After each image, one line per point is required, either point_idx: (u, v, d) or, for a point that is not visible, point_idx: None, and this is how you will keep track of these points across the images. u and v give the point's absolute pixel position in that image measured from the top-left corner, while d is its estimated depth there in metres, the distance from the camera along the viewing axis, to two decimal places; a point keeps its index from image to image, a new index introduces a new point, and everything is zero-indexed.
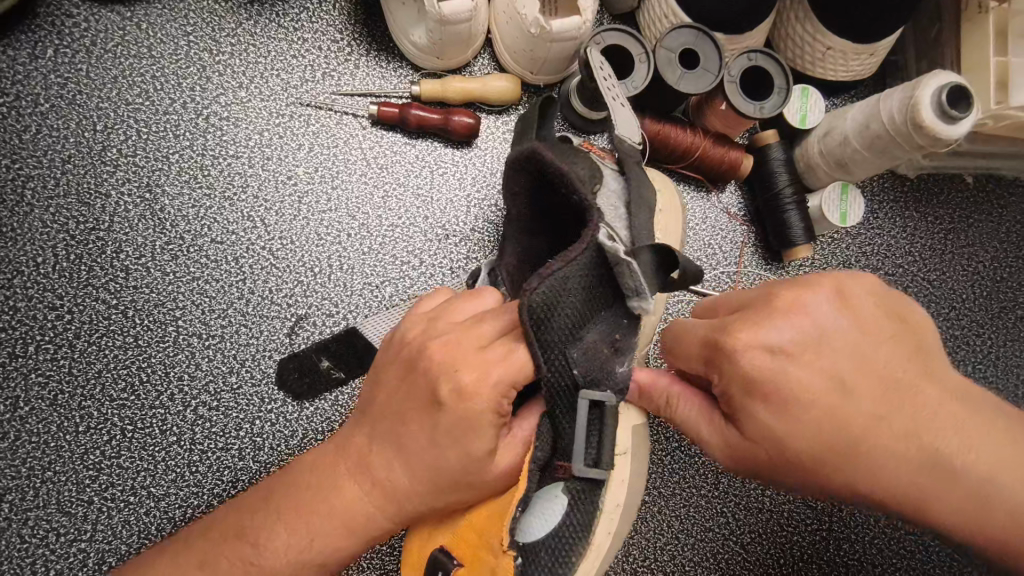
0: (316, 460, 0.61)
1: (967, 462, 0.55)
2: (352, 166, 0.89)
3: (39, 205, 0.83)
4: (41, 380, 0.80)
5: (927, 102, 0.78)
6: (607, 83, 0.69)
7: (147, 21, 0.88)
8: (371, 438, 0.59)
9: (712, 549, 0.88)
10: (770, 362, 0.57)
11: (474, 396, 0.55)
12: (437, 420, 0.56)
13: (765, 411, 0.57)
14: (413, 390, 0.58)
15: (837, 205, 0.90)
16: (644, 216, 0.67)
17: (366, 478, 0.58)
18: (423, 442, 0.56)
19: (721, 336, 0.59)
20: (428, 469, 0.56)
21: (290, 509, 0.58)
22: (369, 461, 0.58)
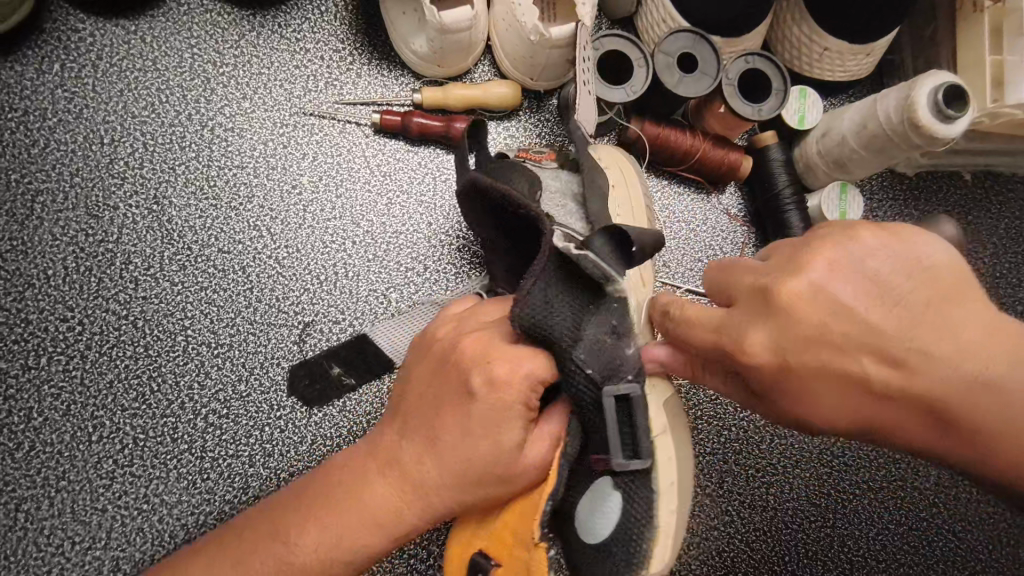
0: (348, 457, 0.61)
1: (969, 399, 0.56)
2: (355, 174, 0.90)
3: (49, 218, 0.84)
4: (54, 391, 0.81)
5: (923, 102, 0.79)
6: (583, 74, 0.79)
7: (152, 35, 0.89)
8: (402, 431, 0.59)
9: (718, 548, 0.89)
10: (782, 367, 0.57)
11: (500, 383, 0.56)
12: (468, 409, 0.56)
13: (783, 403, 0.59)
14: (446, 384, 0.59)
15: (837, 204, 0.91)
16: (597, 202, 0.74)
17: (394, 468, 0.57)
18: (452, 431, 0.56)
19: (728, 341, 0.59)
20: (458, 457, 0.55)
21: (319, 507, 0.58)
22: (399, 452, 0.58)
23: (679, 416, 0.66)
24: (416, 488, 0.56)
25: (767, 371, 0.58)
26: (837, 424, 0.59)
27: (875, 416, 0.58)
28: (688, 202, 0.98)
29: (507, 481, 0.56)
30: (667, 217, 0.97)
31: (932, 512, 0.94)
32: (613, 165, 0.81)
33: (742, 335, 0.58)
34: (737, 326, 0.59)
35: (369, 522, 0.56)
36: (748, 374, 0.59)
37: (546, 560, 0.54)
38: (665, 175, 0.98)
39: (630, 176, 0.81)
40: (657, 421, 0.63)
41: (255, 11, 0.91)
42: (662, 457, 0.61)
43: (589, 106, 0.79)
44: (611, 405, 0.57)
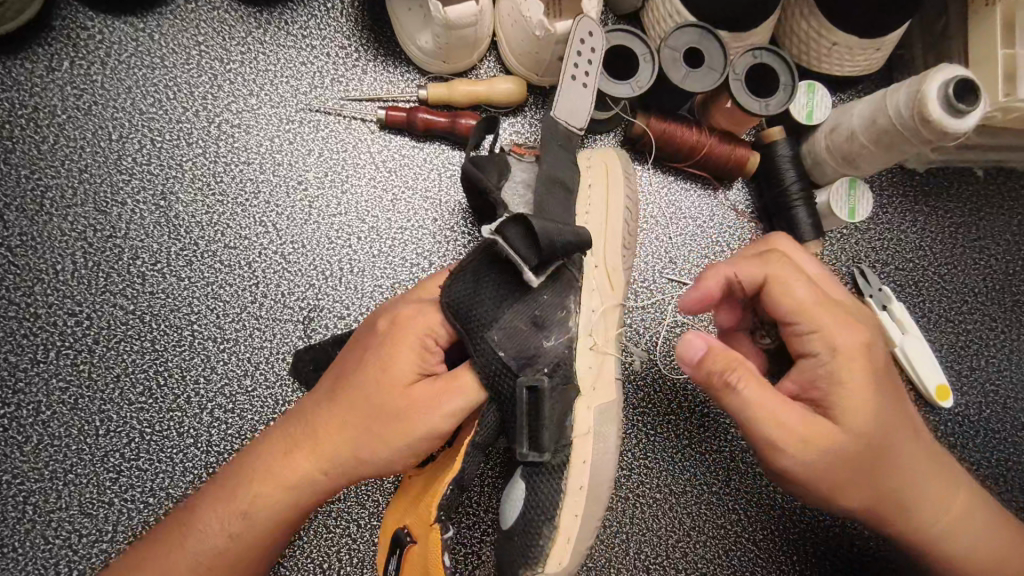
0: (279, 420, 0.71)
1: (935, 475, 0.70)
2: (361, 170, 0.90)
3: (58, 214, 0.85)
4: (62, 385, 0.81)
5: (933, 96, 0.77)
6: (578, 65, 0.77)
7: (159, 32, 0.90)
8: (320, 388, 0.70)
9: (724, 546, 0.88)
10: (867, 363, 0.65)
11: (400, 333, 0.68)
12: (370, 356, 0.67)
13: (860, 400, 0.63)
14: (358, 343, 0.70)
15: (845, 199, 0.91)
16: (557, 194, 0.74)
17: (306, 419, 0.68)
18: (355, 379, 0.67)
19: (833, 339, 0.65)
20: (355, 401, 0.66)
21: (240, 468, 0.68)
22: (314, 404, 0.68)
23: (614, 415, 0.71)
24: (323, 435, 0.66)
25: (858, 363, 0.64)
26: (872, 434, 0.64)
27: (887, 442, 0.65)
28: (694, 199, 0.97)
29: (397, 429, 0.64)
30: (673, 214, 0.97)
31: None
32: (596, 166, 0.80)
33: (852, 330, 0.66)
34: (835, 314, 0.66)
35: (280, 474, 0.66)
36: (829, 363, 0.64)
37: (438, 538, 0.64)
38: (671, 171, 0.97)
39: (612, 180, 0.79)
40: (582, 423, 0.69)
41: (262, 8, 0.91)
42: (576, 460, 0.68)
43: (584, 98, 0.78)
44: (522, 396, 0.65)
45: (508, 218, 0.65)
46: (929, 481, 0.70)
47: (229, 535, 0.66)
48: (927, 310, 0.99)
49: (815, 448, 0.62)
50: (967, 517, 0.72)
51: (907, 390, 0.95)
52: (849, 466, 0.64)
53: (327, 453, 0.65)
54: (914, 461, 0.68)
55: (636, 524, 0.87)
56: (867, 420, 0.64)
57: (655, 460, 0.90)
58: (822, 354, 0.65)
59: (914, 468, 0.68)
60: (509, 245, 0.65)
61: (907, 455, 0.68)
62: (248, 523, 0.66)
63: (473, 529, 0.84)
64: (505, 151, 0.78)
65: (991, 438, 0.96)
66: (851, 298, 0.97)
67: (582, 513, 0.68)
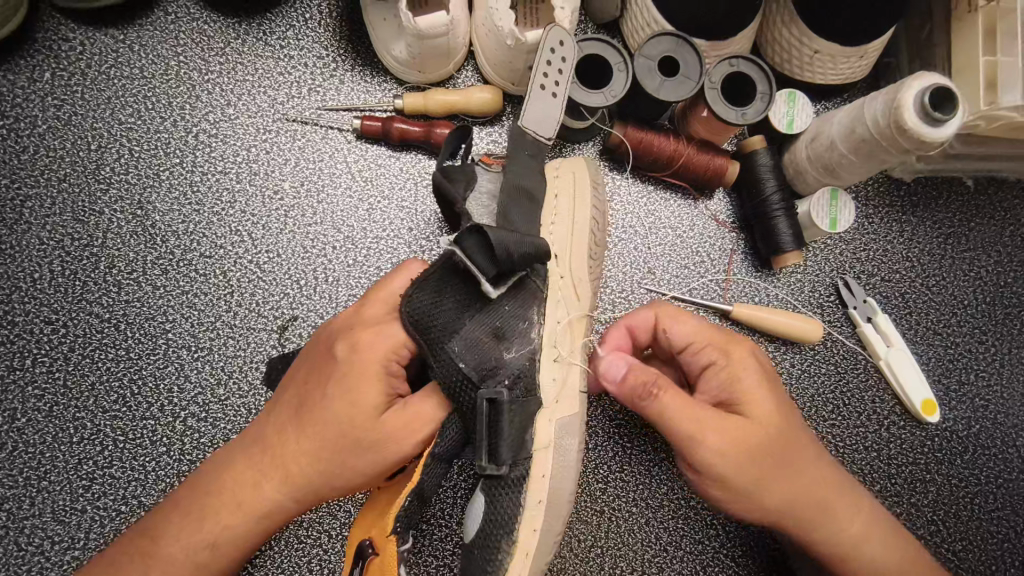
0: (236, 441, 0.69)
1: (846, 484, 0.72)
2: (337, 180, 0.90)
3: (37, 222, 0.86)
4: (37, 392, 0.82)
5: (910, 104, 0.75)
6: (549, 73, 0.76)
7: (140, 43, 0.91)
8: (281, 412, 0.68)
9: (702, 562, 0.87)
10: (759, 366, 0.70)
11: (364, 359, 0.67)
12: (334, 384, 0.66)
13: (759, 398, 0.67)
14: (318, 363, 0.69)
15: (826, 210, 0.89)
16: (520, 204, 0.73)
17: (269, 448, 0.66)
18: (319, 407, 0.66)
19: (727, 345, 0.70)
20: (322, 432, 0.65)
21: (200, 492, 0.66)
22: (276, 431, 0.67)
23: (577, 428, 0.70)
24: (291, 465, 0.65)
25: (751, 368, 0.69)
26: (776, 432, 0.67)
27: (792, 445, 0.68)
28: (674, 208, 0.96)
29: (367, 460, 0.65)
30: (652, 223, 0.96)
31: (932, 531, 0.90)
32: (564, 176, 0.80)
33: (741, 339, 0.72)
34: (722, 331, 0.72)
35: (248, 507, 0.65)
36: (725, 370, 0.69)
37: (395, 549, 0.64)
38: (650, 181, 0.96)
39: (581, 190, 0.79)
40: (543, 434, 0.68)
41: (241, 19, 0.92)
42: (534, 474, 0.67)
43: (553, 107, 0.77)
44: (484, 408, 0.64)
45: (467, 229, 0.64)
46: (842, 490, 0.71)
47: (193, 567, 0.64)
48: (914, 322, 0.97)
49: (729, 445, 0.64)
50: (887, 532, 0.72)
51: (893, 404, 0.93)
52: (765, 468, 0.65)
53: (296, 483, 0.65)
54: (823, 472, 0.70)
55: (611, 538, 0.86)
56: (770, 415, 0.67)
57: (632, 474, 0.88)
58: (719, 360, 0.69)
59: (825, 479, 0.70)
60: (467, 257, 0.65)
61: (814, 459, 0.70)
62: (214, 554, 0.65)
63: (444, 541, 0.83)
64: (474, 161, 0.79)
65: (981, 454, 0.94)
66: (834, 309, 0.95)
67: (540, 528, 0.67)
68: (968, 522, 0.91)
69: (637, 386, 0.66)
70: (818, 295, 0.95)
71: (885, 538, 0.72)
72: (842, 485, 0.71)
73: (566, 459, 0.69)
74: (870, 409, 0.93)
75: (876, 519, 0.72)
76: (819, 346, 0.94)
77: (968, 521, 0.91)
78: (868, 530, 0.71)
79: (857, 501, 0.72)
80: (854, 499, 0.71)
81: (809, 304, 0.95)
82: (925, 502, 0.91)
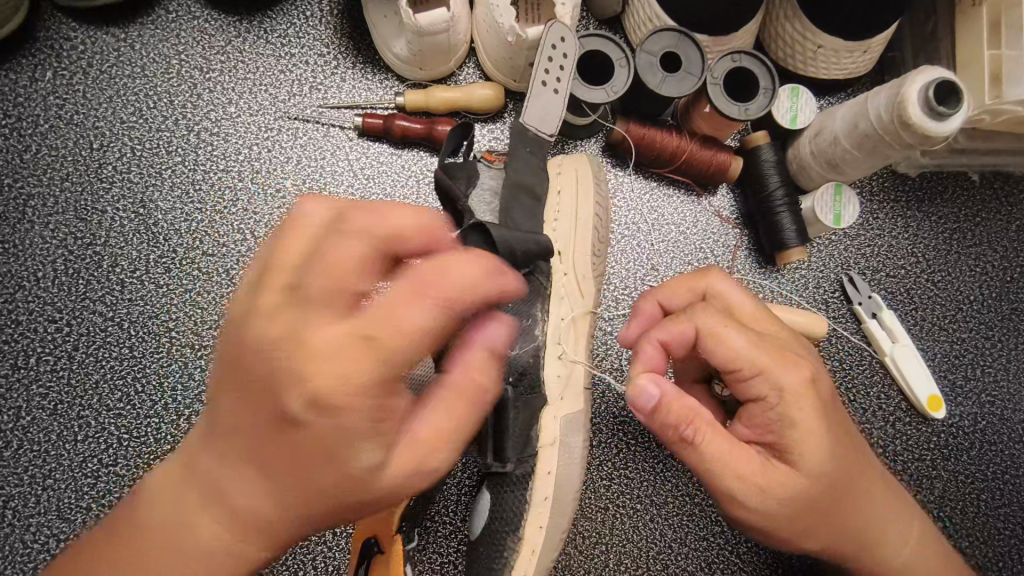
0: (138, 514, 0.51)
1: (895, 503, 0.68)
2: (339, 177, 0.90)
3: (39, 222, 0.86)
4: (41, 390, 0.82)
5: (914, 98, 0.75)
6: (549, 68, 0.76)
7: (141, 42, 0.91)
8: (191, 473, 0.49)
9: (707, 558, 0.87)
10: (815, 400, 0.61)
11: (308, 352, 0.46)
12: (265, 407, 0.47)
13: (814, 446, 0.60)
14: (248, 349, 0.48)
15: (831, 206, 0.88)
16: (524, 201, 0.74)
17: (193, 515, 0.49)
18: (250, 454, 0.47)
19: (779, 381, 0.61)
20: (261, 484, 0.47)
21: (144, 556, 0.48)
22: (192, 496, 0.49)
23: (581, 424, 0.70)
24: (234, 530, 0.48)
25: (807, 407, 0.60)
26: (829, 480, 0.61)
27: (844, 490, 0.63)
28: (678, 205, 0.96)
29: (340, 492, 0.47)
30: (655, 220, 0.95)
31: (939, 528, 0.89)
32: (566, 173, 0.80)
33: (800, 368, 0.62)
34: (777, 356, 0.62)
35: (202, 573, 0.48)
36: (777, 411, 0.60)
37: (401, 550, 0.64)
38: (653, 177, 0.96)
39: (584, 186, 0.79)
40: (548, 432, 0.69)
41: (242, 17, 0.92)
42: (541, 470, 0.67)
43: (554, 104, 0.77)
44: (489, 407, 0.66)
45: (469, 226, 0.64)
46: (891, 514, 0.67)
47: None
48: (919, 318, 0.96)
49: (775, 501, 0.60)
50: (929, 545, 0.70)
51: (899, 401, 0.93)
52: (810, 517, 0.61)
53: (251, 547, 0.49)
54: (872, 509, 0.66)
55: (615, 535, 0.86)
56: (827, 461, 0.60)
57: (636, 471, 0.88)
58: (769, 399, 0.61)
59: (875, 513, 0.66)
60: None
61: (867, 490, 0.65)
62: None
63: (448, 538, 0.83)
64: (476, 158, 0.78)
65: (988, 450, 0.93)
66: (839, 305, 0.95)
67: (546, 525, 0.67)
68: (975, 519, 0.91)
69: (672, 425, 0.60)
70: (822, 291, 0.95)
71: (927, 561, 0.70)
72: (890, 509, 0.67)
73: (571, 456, 0.69)
74: (876, 406, 0.92)
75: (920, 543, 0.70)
76: (824, 343, 0.93)
77: (975, 517, 0.91)
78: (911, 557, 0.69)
79: (904, 522, 0.68)
80: (901, 525, 0.68)
81: (813, 301, 0.95)
82: (931, 499, 0.90)
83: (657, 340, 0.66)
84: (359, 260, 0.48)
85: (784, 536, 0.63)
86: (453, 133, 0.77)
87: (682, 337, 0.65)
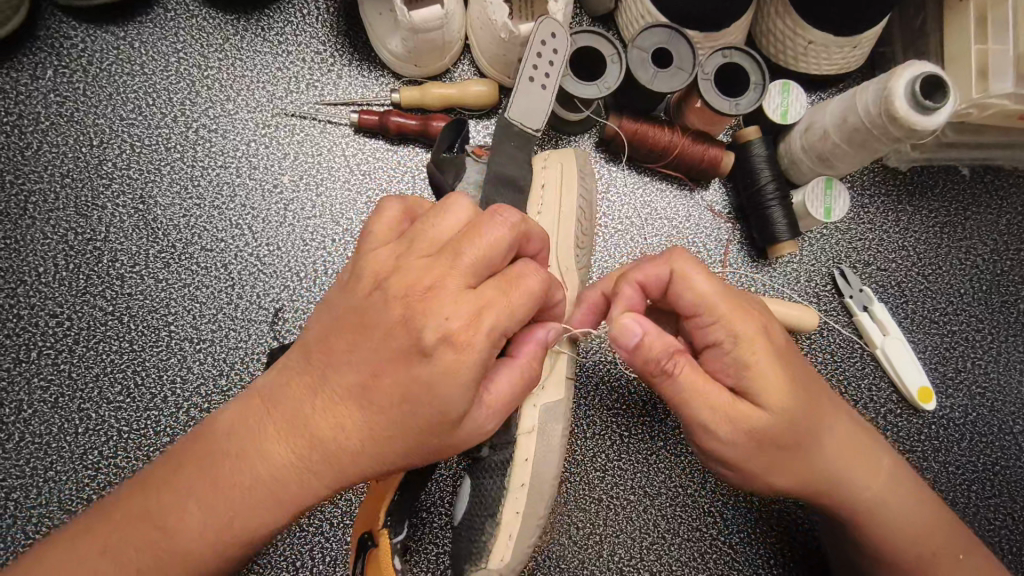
0: (206, 445, 0.57)
1: (858, 445, 0.71)
2: (336, 173, 0.92)
3: (40, 218, 0.87)
4: (42, 383, 0.84)
5: (900, 93, 0.76)
6: (536, 63, 0.79)
7: (139, 40, 0.92)
8: (248, 419, 0.57)
9: (699, 548, 0.88)
10: (770, 345, 0.63)
11: (372, 321, 0.54)
12: (333, 368, 0.55)
13: (773, 386, 0.62)
14: (381, 336, 0.54)
15: (821, 200, 0.89)
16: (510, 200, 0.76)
17: (242, 455, 0.56)
18: (305, 406, 0.56)
19: (735, 326, 0.63)
20: (310, 434, 0.55)
21: (207, 487, 0.55)
22: (247, 436, 0.56)
23: (563, 413, 0.73)
24: (299, 471, 0.55)
25: (763, 351, 0.62)
26: (791, 418, 0.63)
27: (807, 428, 0.65)
28: (669, 199, 0.97)
29: (374, 448, 0.55)
30: (648, 214, 0.96)
31: None
32: (551, 166, 0.82)
33: (754, 315, 0.64)
34: (739, 304, 0.64)
35: (267, 508, 0.55)
36: (733, 356, 0.63)
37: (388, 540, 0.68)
38: (646, 172, 0.97)
39: (568, 180, 0.81)
40: (527, 420, 0.72)
41: (239, 15, 0.93)
42: (519, 457, 0.70)
43: (541, 99, 0.81)
44: None
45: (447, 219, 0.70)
46: (853, 457, 0.70)
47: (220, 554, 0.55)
48: (910, 311, 0.97)
49: (736, 436, 0.62)
50: (899, 490, 0.72)
51: (890, 392, 0.94)
52: (773, 453, 0.64)
53: (288, 495, 0.55)
54: (835, 446, 0.68)
55: (609, 526, 0.87)
56: (786, 400, 0.62)
57: (629, 462, 0.89)
58: (726, 344, 0.63)
59: (837, 450, 0.69)
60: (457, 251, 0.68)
61: (828, 432, 0.67)
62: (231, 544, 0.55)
63: (443, 528, 0.84)
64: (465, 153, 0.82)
65: (978, 441, 0.94)
66: (831, 298, 0.96)
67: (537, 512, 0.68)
68: (966, 509, 0.92)
69: (651, 361, 0.62)
70: (814, 285, 0.96)
71: (894, 502, 0.72)
72: (852, 451, 0.70)
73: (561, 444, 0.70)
74: (867, 398, 0.93)
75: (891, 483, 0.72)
76: (815, 335, 0.94)
77: (966, 507, 0.92)
78: (881, 496, 0.71)
79: (867, 463, 0.71)
80: (867, 462, 0.71)
81: (805, 294, 0.96)
82: None
83: (635, 282, 0.68)
84: (419, 244, 0.55)
85: (750, 471, 0.66)
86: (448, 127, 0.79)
87: (655, 280, 0.67)
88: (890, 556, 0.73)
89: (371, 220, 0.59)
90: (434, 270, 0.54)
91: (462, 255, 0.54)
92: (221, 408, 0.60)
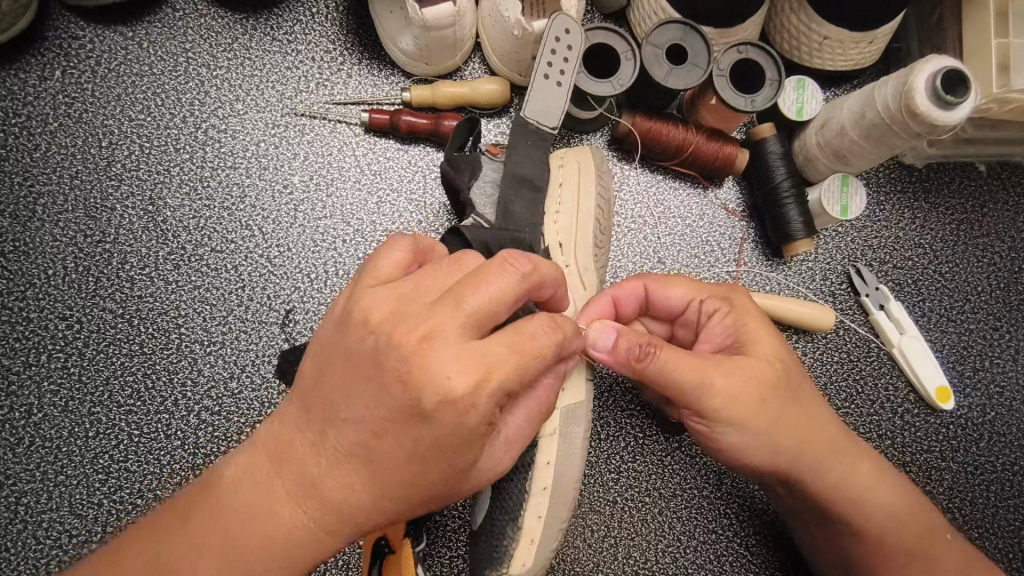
0: (214, 496, 0.56)
1: (843, 427, 0.73)
2: (346, 173, 0.91)
3: (49, 220, 0.86)
4: (52, 387, 0.83)
5: (921, 87, 0.75)
6: (550, 61, 0.79)
7: (148, 40, 0.91)
8: (256, 470, 0.56)
9: (716, 551, 0.87)
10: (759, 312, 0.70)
11: (368, 370, 0.51)
12: (330, 418, 0.53)
13: (766, 338, 0.67)
14: (381, 394, 0.51)
15: (837, 197, 0.88)
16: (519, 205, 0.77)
17: (253, 512, 0.54)
18: (312, 462, 0.54)
19: (724, 294, 0.70)
20: (319, 493, 0.54)
21: (217, 541, 0.54)
22: (257, 491, 0.55)
23: (581, 415, 0.72)
24: (308, 527, 0.54)
25: (753, 312, 0.69)
26: (785, 372, 0.66)
27: (798, 386, 0.67)
28: (683, 198, 0.96)
29: (383, 510, 0.54)
30: (661, 213, 0.95)
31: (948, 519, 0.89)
32: (568, 165, 0.82)
33: (740, 290, 0.72)
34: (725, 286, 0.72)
35: (279, 563, 0.54)
36: (732, 317, 0.68)
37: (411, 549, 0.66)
38: (660, 169, 0.96)
39: (585, 180, 0.80)
40: (549, 423, 0.70)
41: (248, 15, 0.93)
42: (541, 460, 0.69)
43: (557, 97, 0.80)
44: None
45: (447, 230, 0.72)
46: (842, 434, 0.71)
47: None
48: (927, 309, 0.96)
49: (740, 388, 0.63)
50: (889, 479, 0.73)
51: (907, 393, 0.93)
52: (774, 407, 0.64)
53: (298, 550, 0.55)
54: (824, 418, 0.69)
55: (625, 528, 0.86)
56: (778, 354, 0.67)
57: (644, 463, 0.88)
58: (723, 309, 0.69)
59: (829, 420, 0.70)
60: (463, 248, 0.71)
61: (817, 400, 0.70)
62: None
63: (460, 531, 0.83)
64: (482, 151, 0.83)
65: (997, 441, 0.93)
66: (846, 296, 0.94)
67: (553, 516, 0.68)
68: (985, 509, 0.91)
69: (629, 352, 0.63)
70: (829, 283, 0.95)
71: (886, 487, 0.72)
72: (842, 430, 0.72)
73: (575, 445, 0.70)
74: (884, 397, 0.92)
75: (876, 463, 0.73)
76: (832, 335, 0.93)
77: (985, 508, 0.91)
78: (860, 475, 0.71)
79: (857, 444, 0.72)
80: (855, 444, 0.72)
81: (821, 293, 0.95)
82: (940, 489, 0.90)
83: (613, 296, 0.74)
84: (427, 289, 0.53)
85: (760, 431, 0.64)
86: (461, 127, 0.77)
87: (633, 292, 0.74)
88: (874, 535, 0.71)
89: (380, 253, 0.57)
90: (433, 318, 0.50)
91: (463, 306, 0.50)
92: (227, 458, 0.58)
